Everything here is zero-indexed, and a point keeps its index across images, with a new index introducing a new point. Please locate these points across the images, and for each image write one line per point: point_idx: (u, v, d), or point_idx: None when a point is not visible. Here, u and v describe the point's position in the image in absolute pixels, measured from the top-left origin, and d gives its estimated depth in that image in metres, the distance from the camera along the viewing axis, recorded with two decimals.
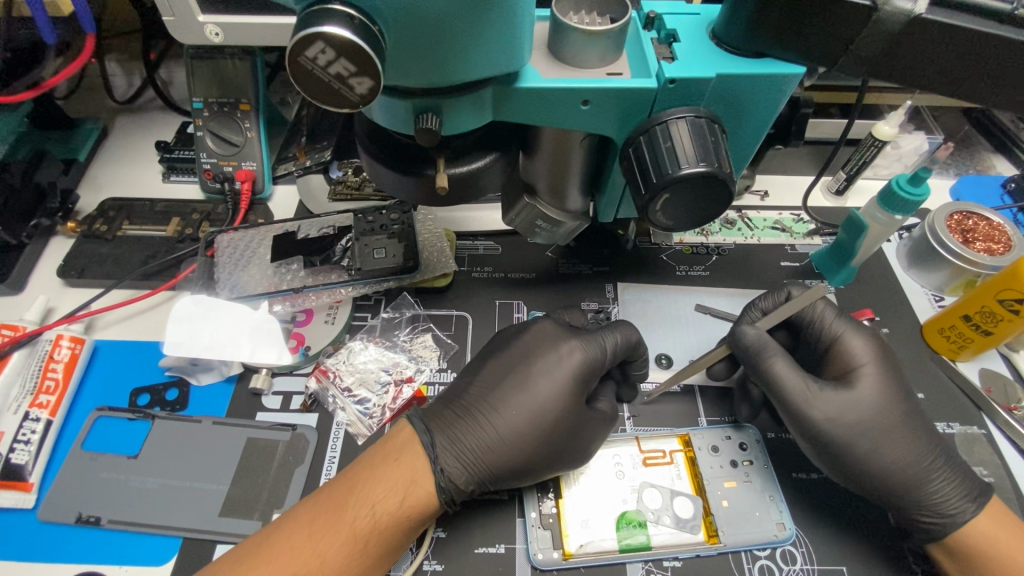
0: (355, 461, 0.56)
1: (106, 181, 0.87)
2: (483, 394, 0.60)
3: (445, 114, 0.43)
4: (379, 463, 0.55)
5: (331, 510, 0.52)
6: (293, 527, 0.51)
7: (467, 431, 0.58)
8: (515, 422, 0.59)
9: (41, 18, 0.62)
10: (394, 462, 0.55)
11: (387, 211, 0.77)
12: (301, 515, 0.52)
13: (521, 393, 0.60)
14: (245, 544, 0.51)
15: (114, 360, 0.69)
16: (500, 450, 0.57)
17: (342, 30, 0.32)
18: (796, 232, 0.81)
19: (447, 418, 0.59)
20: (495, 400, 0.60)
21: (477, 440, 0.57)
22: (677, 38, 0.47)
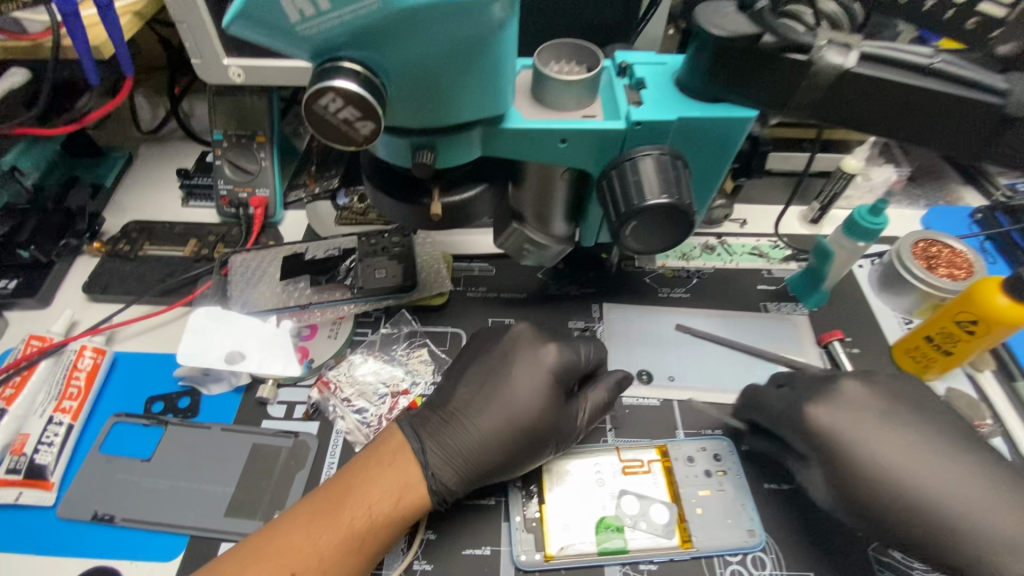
0: (351, 465, 0.60)
1: (129, 205, 0.94)
2: (465, 400, 0.65)
3: (438, 151, 0.49)
4: (373, 466, 0.59)
5: (329, 511, 0.56)
6: (294, 527, 0.55)
7: (453, 435, 0.63)
8: (496, 424, 0.63)
9: (88, 62, 0.68)
10: (388, 466, 0.59)
11: (389, 235, 0.83)
12: (302, 515, 0.56)
13: (498, 399, 0.65)
14: (246, 543, 0.55)
15: (132, 370, 0.74)
16: (486, 454, 0.62)
17: (350, 84, 0.38)
18: (772, 257, 0.86)
19: (435, 425, 0.64)
20: (477, 407, 0.65)
21: (462, 445, 0.62)
22: (645, 85, 0.53)
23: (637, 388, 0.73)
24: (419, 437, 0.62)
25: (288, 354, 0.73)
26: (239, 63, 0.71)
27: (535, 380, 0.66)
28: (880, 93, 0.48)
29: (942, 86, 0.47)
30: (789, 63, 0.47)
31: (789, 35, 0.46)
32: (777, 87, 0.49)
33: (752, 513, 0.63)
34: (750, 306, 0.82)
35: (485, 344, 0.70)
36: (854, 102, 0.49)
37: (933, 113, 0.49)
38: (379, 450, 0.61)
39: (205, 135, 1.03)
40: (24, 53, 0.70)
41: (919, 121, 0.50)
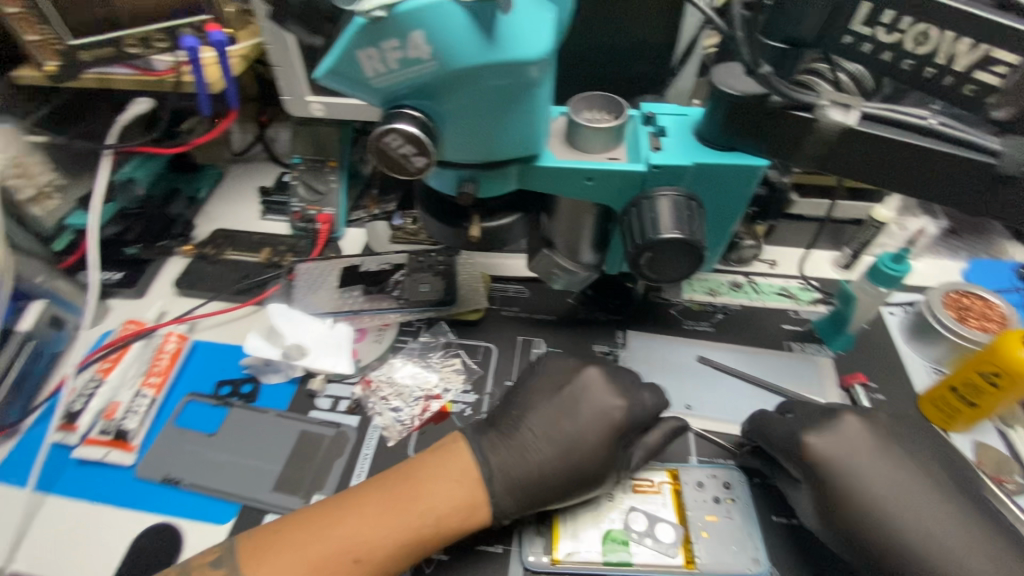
0: (423, 466, 0.63)
1: (216, 214, 1.07)
2: (526, 425, 0.68)
3: (479, 182, 0.57)
4: (442, 476, 0.62)
5: (396, 508, 0.59)
6: (361, 515, 0.59)
7: (515, 463, 0.65)
8: (557, 457, 0.65)
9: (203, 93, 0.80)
10: (456, 480, 0.62)
11: (436, 253, 0.92)
12: (370, 505, 0.59)
13: (553, 430, 0.67)
14: (317, 515, 0.59)
15: (205, 356, 0.85)
16: (545, 483, 0.64)
17: (410, 128, 0.46)
18: (800, 299, 0.89)
19: (499, 450, 0.66)
20: (538, 435, 0.67)
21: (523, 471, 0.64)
22: (666, 134, 0.59)
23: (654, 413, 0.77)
24: (484, 458, 0.65)
25: (345, 353, 0.81)
26: (320, 101, 0.82)
27: (596, 415, 0.67)
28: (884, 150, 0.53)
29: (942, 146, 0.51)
30: (796, 118, 0.52)
31: (795, 96, 0.51)
32: (787, 141, 0.54)
33: (757, 541, 0.65)
34: (773, 344, 0.84)
35: (543, 373, 0.73)
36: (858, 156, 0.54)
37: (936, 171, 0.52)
38: (451, 462, 0.64)
39: (284, 158, 1.17)
40: (152, 87, 0.83)
41: (925, 176, 0.53)
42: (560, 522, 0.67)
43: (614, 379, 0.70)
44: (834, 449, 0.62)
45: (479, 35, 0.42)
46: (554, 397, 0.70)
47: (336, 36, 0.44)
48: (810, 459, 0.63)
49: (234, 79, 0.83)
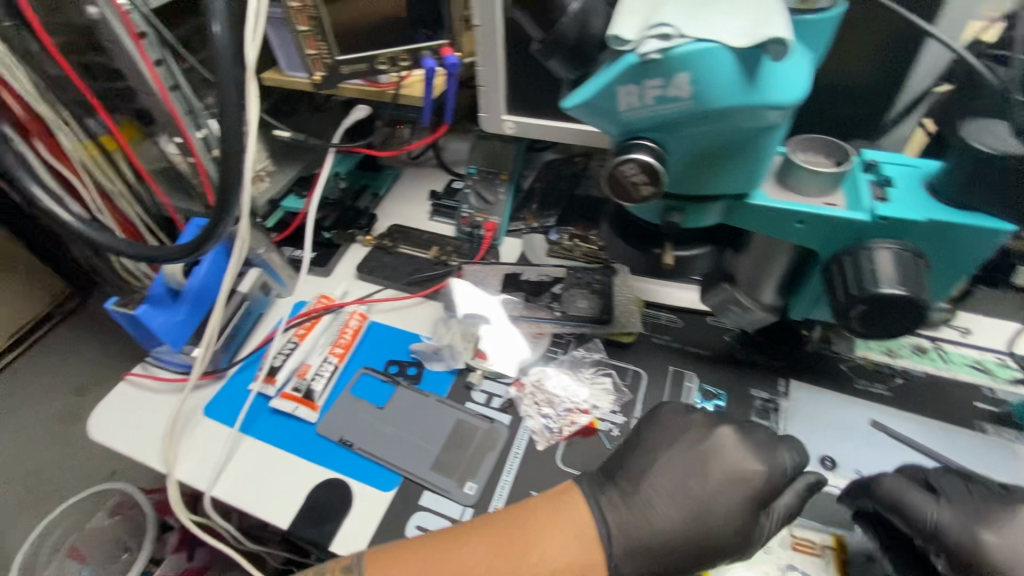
0: (528, 511, 0.65)
1: (392, 210, 1.20)
2: (648, 484, 0.67)
3: (685, 213, 0.59)
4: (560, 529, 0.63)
5: (509, 556, 0.61)
6: (474, 552, 0.61)
7: (637, 520, 0.65)
8: (674, 519, 0.65)
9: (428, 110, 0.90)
10: (574, 535, 0.63)
11: (594, 272, 0.95)
12: (482, 542, 0.62)
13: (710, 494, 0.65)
14: (433, 551, 0.62)
15: (378, 336, 0.95)
16: (661, 542, 0.64)
17: (649, 158, 0.49)
18: (998, 377, 0.80)
19: (615, 502, 0.66)
20: (656, 510, 0.65)
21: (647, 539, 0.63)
22: (892, 185, 0.57)
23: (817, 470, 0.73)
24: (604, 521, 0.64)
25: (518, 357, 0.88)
26: (514, 119, 0.89)
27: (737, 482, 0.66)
28: None
29: None
30: None
31: None
32: None
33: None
34: (963, 421, 0.76)
35: (663, 425, 0.72)
36: None
37: None
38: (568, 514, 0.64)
39: (453, 166, 1.27)
40: (373, 96, 0.93)
41: None
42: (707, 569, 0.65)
43: (717, 447, 0.68)
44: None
45: (742, 80, 0.44)
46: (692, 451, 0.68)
47: (596, 71, 0.48)
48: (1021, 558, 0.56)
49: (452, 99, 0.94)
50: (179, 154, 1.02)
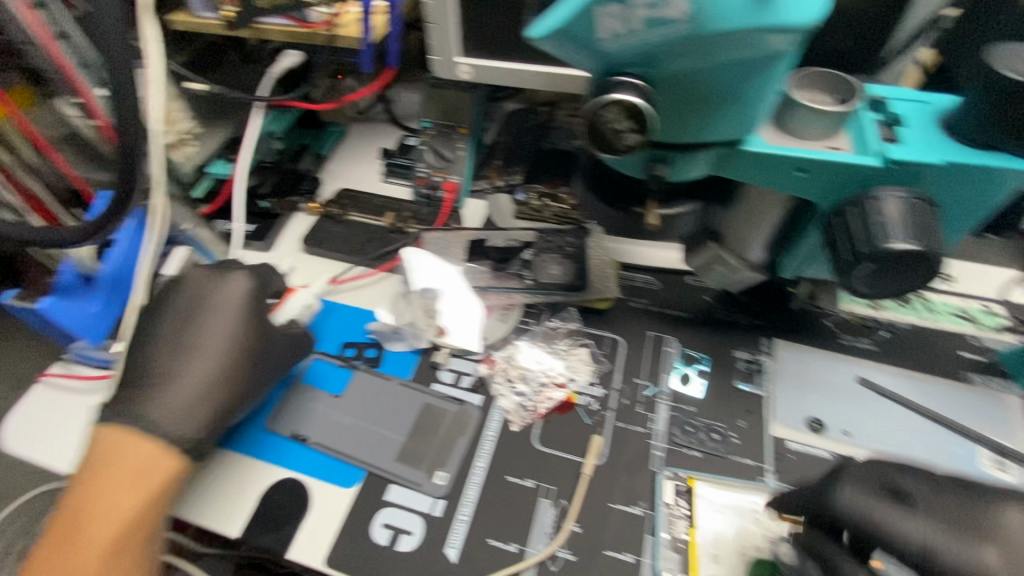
0: (83, 478, 0.63)
1: (340, 173, 1.07)
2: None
3: (673, 165, 0.51)
4: (112, 465, 0.62)
5: (87, 528, 0.60)
6: (84, 521, 0.61)
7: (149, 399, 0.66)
8: (194, 376, 0.67)
9: (366, 52, 0.79)
10: (132, 478, 0.62)
11: (566, 235, 0.88)
12: (81, 513, 0.61)
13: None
14: (65, 532, 0.61)
15: (327, 315, 0.86)
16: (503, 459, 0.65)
17: (634, 98, 0.40)
18: (983, 324, 0.78)
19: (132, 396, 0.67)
20: (183, 386, 0.67)
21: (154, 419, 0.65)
22: (902, 123, 0.50)
23: (804, 434, 0.69)
24: (143, 417, 0.64)
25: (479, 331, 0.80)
26: (470, 63, 0.78)
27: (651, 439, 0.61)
28: None
29: None
30: None
31: None
32: None
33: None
34: (946, 372, 0.75)
35: None
36: None
37: None
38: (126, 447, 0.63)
39: (406, 120, 1.15)
40: (305, 39, 0.80)
41: None
42: (694, 554, 0.61)
43: (230, 307, 0.72)
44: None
45: None
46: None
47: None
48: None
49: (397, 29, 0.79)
50: (80, 117, 0.79)
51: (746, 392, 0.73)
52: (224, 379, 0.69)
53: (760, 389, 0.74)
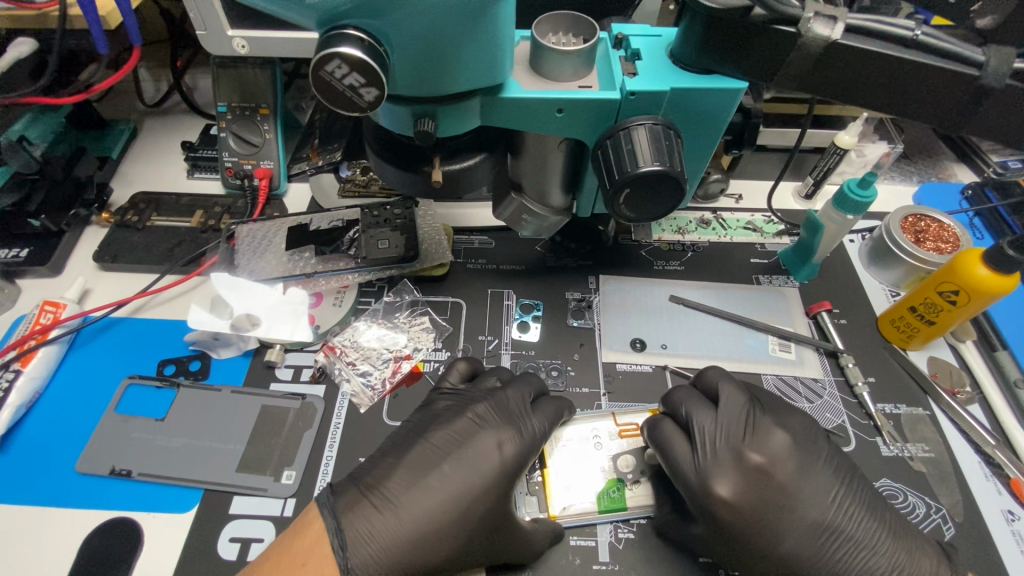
0: None
1: (136, 176, 0.95)
2: (431, 446, 0.60)
3: (439, 119, 0.51)
4: (296, 558, 0.52)
5: None
6: None
7: (366, 515, 0.55)
8: (415, 516, 0.56)
9: (97, 31, 0.67)
10: None
11: (391, 206, 0.84)
12: None
13: (488, 449, 0.60)
14: None
15: (139, 335, 0.77)
16: (488, 512, 0.57)
17: (355, 50, 0.40)
18: (766, 232, 0.88)
19: (355, 497, 0.57)
20: (422, 495, 0.57)
21: (376, 534, 0.55)
22: (640, 57, 0.54)
23: (629, 355, 0.76)
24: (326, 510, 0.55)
25: (303, 319, 0.74)
26: (244, 35, 0.64)
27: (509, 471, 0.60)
28: (867, 64, 0.48)
29: (932, 61, 0.47)
30: (778, 32, 0.48)
31: (778, 7, 0.46)
32: (769, 59, 0.50)
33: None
34: (743, 278, 0.84)
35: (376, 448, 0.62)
36: (841, 73, 0.49)
37: (905, 84, 0.49)
38: (308, 532, 0.54)
39: (209, 109, 1.04)
40: (33, 22, 0.71)
41: (894, 95, 0.50)
42: (546, 442, 0.67)
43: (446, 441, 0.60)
44: (744, 502, 0.57)
45: None
46: (470, 404, 0.63)
47: None
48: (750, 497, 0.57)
49: (131, 9, 0.70)
50: None
51: (577, 328, 0.78)
52: (431, 514, 0.56)
53: (590, 324, 0.79)
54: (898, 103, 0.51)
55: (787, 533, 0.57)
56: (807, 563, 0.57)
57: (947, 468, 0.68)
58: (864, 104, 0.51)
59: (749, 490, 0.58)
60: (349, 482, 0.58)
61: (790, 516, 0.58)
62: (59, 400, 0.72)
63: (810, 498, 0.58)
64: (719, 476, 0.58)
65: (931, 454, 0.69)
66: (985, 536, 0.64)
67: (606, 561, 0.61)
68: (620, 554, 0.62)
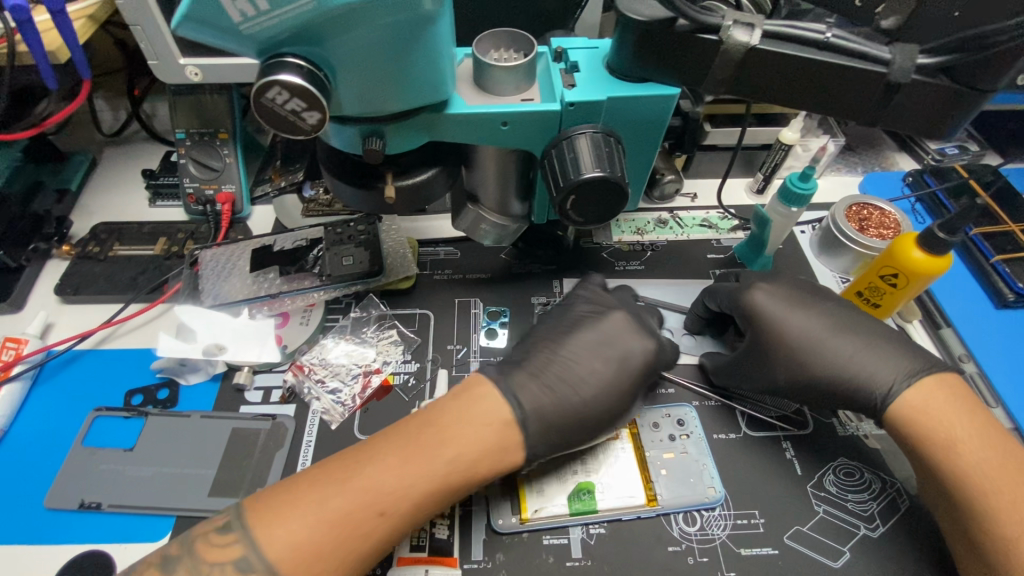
0: None
1: (96, 207, 0.94)
2: (536, 364, 0.66)
3: (386, 137, 0.53)
4: (434, 422, 0.58)
5: None
6: None
7: (540, 391, 0.62)
8: (576, 392, 0.63)
9: (45, 66, 0.68)
10: None
11: (355, 223, 0.85)
12: None
13: (631, 343, 0.67)
14: None
15: (105, 366, 0.77)
16: (579, 425, 0.63)
17: (294, 77, 0.42)
18: (721, 228, 0.91)
19: (522, 376, 0.63)
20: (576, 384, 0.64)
21: (546, 403, 0.62)
22: (578, 69, 0.57)
23: None
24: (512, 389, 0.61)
25: (270, 339, 0.75)
26: (197, 63, 0.66)
27: None
28: (785, 66, 0.51)
29: (843, 60, 0.50)
30: (701, 41, 0.51)
31: (699, 17, 0.49)
32: (696, 65, 0.53)
33: (741, 485, 0.68)
34: (701, 273, 0.87)
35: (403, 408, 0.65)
36: (762, 75, 0.53)
37: (824, 83, 0.52)
38: (478, 403, 0.60)
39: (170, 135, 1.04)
40: None
41: (814, 93, 0.53)
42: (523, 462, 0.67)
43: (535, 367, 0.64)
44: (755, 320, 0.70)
45: None
46: (609, 310, 0.69)
47: None
48: (760, 305, 0.71)
49: (78, 43, 0.70)
50: None
51: None
52: (589, 395, 0.64)
53: None
54: (819, 99, 0.54)
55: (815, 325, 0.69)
56: (821, 351, 0.68)
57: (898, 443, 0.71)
58: (787, 104, 0.54)
59: (776, 309, 0.70)
60: (512, 367, 0.65)
61: (804, 316, 0.70)
62: (25, 436, 0.71)
63: (816, 317, 0.70)
64: (794, 306, 0.70)
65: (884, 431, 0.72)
66: None
67: (579, 557, 0.63)
68: (592, 550, 0.63)
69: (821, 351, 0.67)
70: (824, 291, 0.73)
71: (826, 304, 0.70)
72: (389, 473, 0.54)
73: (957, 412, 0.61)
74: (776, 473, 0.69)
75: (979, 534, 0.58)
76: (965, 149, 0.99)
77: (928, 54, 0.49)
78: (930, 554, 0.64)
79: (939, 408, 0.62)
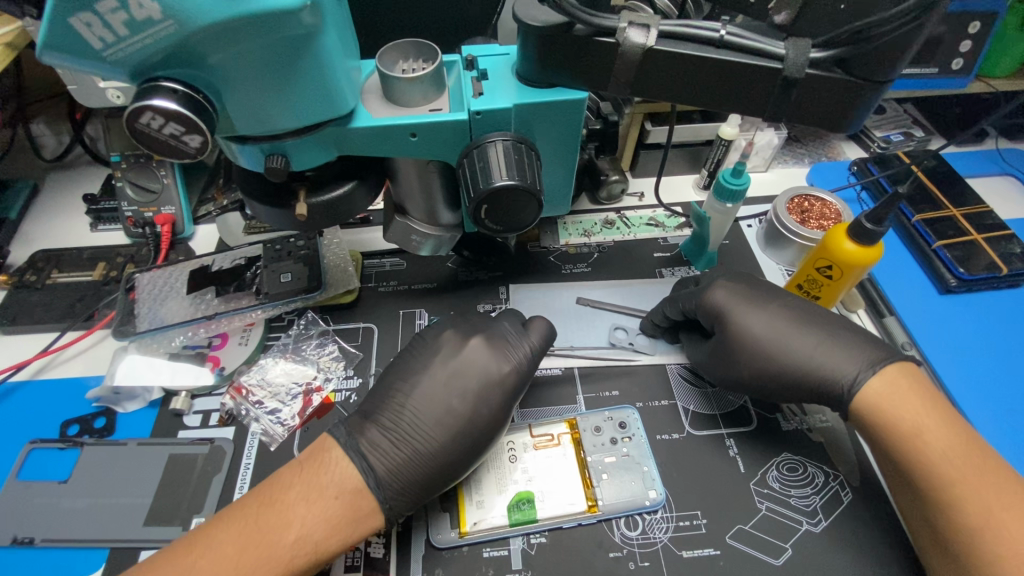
0: None
1: (37, 235, 0.93)
2: (401, 406, 0.64)
3: (290, 154, 0.52)
4: (278, 501, 0.55)
5: None
6: None
7: (387, 447, 0.61)
8: (429, 440, 0.61)
9: None
10: None
11: (296, 239, 0.85)
12: None
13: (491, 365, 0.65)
14: None
15: (42, 397, 0.76)
16: (436, 473, 0.61)
17: (167, 103, 0.42)
18: (667, 226, 0.91)
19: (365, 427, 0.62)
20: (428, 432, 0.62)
21: (392, 456, 0.60)
22: (487, 77, 0.56)
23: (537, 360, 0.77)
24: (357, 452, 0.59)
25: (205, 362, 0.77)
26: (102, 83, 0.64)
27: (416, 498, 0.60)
28: (684, 67, 0.51)
29: (739, 58, 0.50)
30: (600, 44, 0.51)
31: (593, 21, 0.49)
32: (598, 69, 0.52)
33: (684, 486, 0.67)
34: (647, 273, 0.87)
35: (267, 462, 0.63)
36: (664, 76, 0.52)
37: (726, 81, 0.52)
38: (320, 473, 0.57)
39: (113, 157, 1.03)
40: None
41: (718, 91, 0.53)
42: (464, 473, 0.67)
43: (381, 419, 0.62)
44: None
45: None
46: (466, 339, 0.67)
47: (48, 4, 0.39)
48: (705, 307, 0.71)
49: None
50: None
51: None
52: (444, 441, 0.62)
53: None
54: (725, 98, 0.53)
55: (760, 322, 0.69)
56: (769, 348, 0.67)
57: (843, 435, 0.71)
58: (694, 103, 0.54)
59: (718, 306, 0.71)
60: (361, 419, 0.63)
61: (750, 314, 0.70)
62: None
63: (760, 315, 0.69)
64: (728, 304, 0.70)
65: (829, 424, 0.72)
66: (880, 500, 0.67)
67: (519, 568, 0.62)
68: (532, 560, 0.62)
69: (763, 347, 0.67)
70: (768, 286, 0.73)
71: (761, 300, 0.70)
72: (220, 567, 0.52)
73: (920, 397, 0.60)
74: (720, 472, 0.68)
75: (936, 519, 0.58)
76: (909, 136, 0.98)
77: (821, 49, 0.49)
78: (872, 545, 0.64)
79: (901, 394, 0.61)
